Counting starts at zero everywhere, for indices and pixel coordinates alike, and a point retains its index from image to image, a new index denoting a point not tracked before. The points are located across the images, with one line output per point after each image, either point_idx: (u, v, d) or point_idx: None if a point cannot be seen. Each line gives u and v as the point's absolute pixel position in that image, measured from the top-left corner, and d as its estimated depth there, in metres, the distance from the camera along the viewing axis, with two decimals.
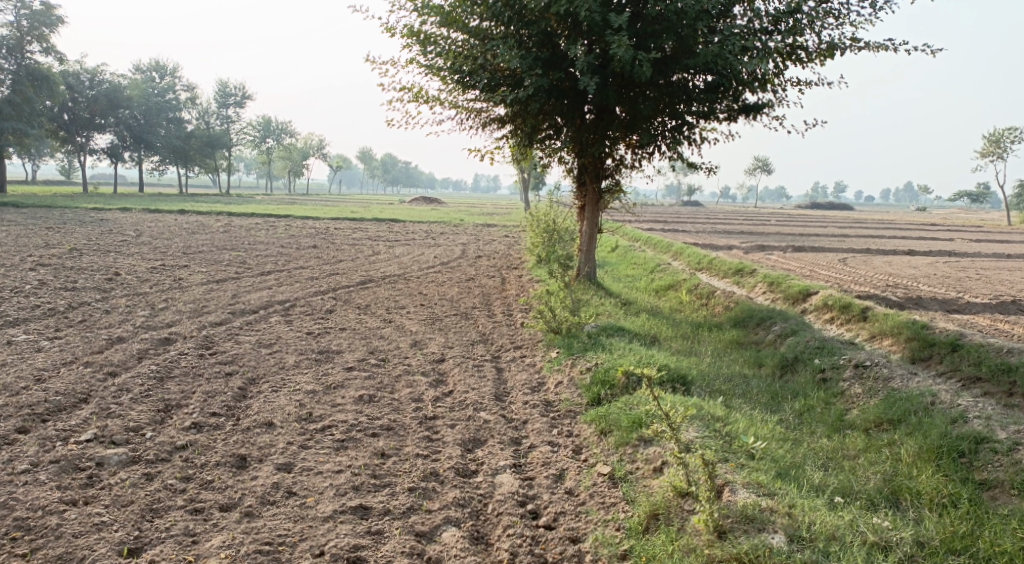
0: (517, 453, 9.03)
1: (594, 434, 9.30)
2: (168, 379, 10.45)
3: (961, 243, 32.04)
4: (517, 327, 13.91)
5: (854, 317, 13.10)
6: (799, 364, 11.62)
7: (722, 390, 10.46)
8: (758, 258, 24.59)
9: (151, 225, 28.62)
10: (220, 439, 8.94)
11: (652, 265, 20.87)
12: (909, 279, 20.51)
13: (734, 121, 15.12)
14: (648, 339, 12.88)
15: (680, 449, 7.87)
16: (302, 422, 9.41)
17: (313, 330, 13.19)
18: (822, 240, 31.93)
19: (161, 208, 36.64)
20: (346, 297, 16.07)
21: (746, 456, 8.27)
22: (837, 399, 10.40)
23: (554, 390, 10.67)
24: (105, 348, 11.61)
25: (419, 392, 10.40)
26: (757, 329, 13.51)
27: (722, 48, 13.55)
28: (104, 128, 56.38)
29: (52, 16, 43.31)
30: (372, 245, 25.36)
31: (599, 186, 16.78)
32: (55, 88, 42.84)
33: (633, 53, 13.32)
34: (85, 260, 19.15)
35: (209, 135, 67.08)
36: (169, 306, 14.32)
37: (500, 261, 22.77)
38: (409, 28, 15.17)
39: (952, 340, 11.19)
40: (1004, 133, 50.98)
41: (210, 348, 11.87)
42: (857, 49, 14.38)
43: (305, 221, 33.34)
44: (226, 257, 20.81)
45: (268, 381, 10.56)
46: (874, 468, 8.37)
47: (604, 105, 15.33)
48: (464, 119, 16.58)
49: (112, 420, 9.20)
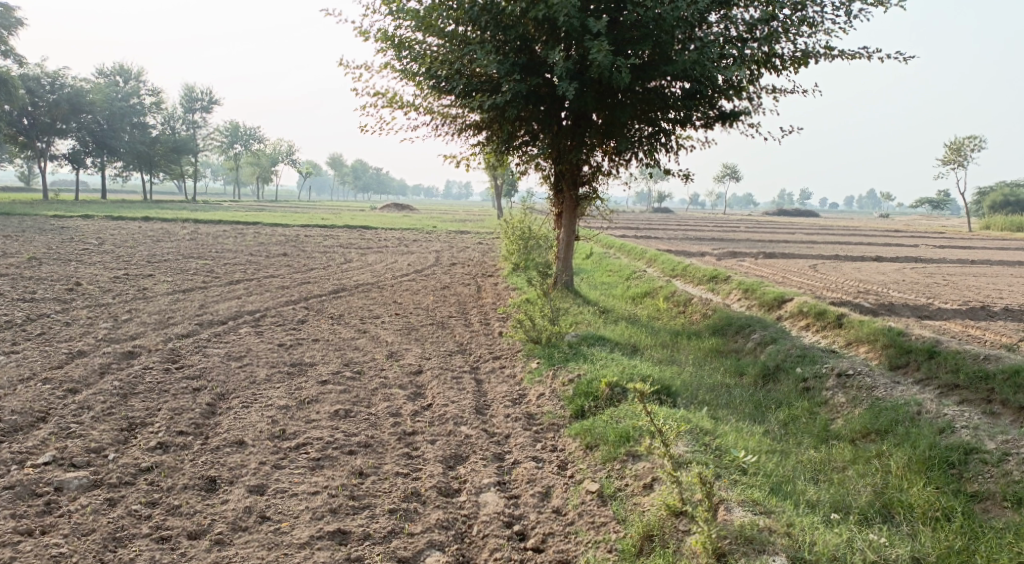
0: (500, 470, 8.79)
1: (579, 448, 9.08)
2: (132, 396, 10.09)
3: (928, 249, 32.25)
4: (494, 337, 13.66)
5: (830, 324, 13.00)
6: (780, 373, 11.45)
7: (706, 401, 10.28)
8: (732, 264, 24.55)
9: (116, 233, 27.99)
10: (188, 460, 8.60)
11: (627, 271, 20.73)
12: (880, 285, 20.55)
13: (710, 128, 15.00)
14: (627, 349, 12.69)
15: (673, 467, 7.66)
16: (275, 440, 9.09)
17: (285, 342, 12.86)
18: (791, 246, 32.01)
19: (126, 216, 35.95)
20: (318, 307, 15.74)
21: (738, 471, 8.09)
22: (822, 408, 10.26)
23: (535, 402, 10.44)
24: (65, 363, 11.21)
25: (396, 406, 10.12)
26: (735, 337, 13.36)
27: (700, 54, 13.41)
28: (66, 133, 55.35)
29: (11, 17, 42.48)
30: (344, 253, 24.98)
31: (576, 193, 16.59)
32: (13, 92, 41.88)
33: (612, 60, 13.14)
34: (46, 270, 18.61)
35: (175, 141, 66.18)
36: (133, 318, 13.90)
37: (475, 268, 22.50)
38: (382, 33, 14.91)
39: (929, 347, 11.12)
40: (965, 142, 51.46)
41: (176, 362, 11.49)
42: (831, 57, 14.33)
43: (274, 228, 32.81)
44: (193, 266, 20.36)
45: (238, 397, 10.22)
46: (865, 481, 8.25)
47: (581, 112, 15.14)
48: (439, 125, 16.36)
49: (73, 441, 8.83)
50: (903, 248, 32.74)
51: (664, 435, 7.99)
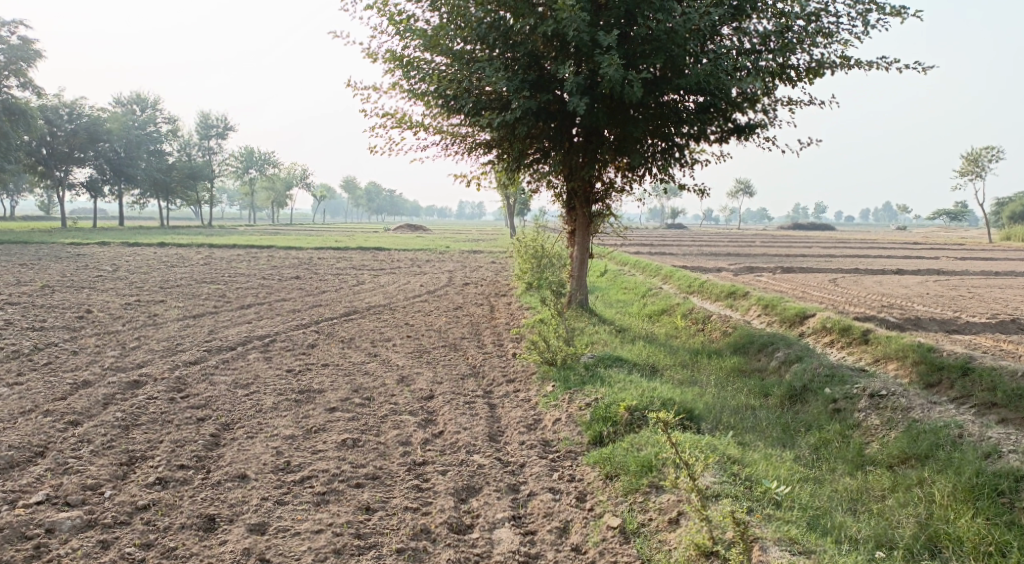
0: (515, 503, 8.32)
1: (598, 478, 8.60)
2: (133, 428, 9.69)
3: (948, 261, 31.67)
4: (509, 358, 13.20)
5: (855, 340, 12.49)
6: (808, 394, 10.91)
7: (731, 425, 9.78)
8: (750, 280, 24.01)
9: (129, 258, 27.73)
10: (187, 496, 8.18)
11: (643, 289, 20.23)
12: (902, 299, 20.00)
13: (726, 142, 14.56)
14: (647, 370, 12.19)
15: (702, 503, 7.19)
16: (280, 473, 8.66)
17: (294, 367, 12.45)
18: (809, 260, 31.48)
19: (140, 242, 35.74)
20: (329, 330, 15.32)
21: (771, 504, 7.60)
22: (854, 431, 9.71)
23: (551, 428, 9.94)
24: (68, 394, 10.82)
25: (407, 434, 9.66)
26: (758, 355, 12.85)
27: (715, 66, 12.97)
28: (83, 161, 55.45)
29: (28, 49, 42.63)
30: (357, 275, 24.61)
31: (589, 210, 16.16)
32: (32, 122, 41.85)
33: (624, 73, 12.71)
34: (56, 298, 18.30)
35: (191, 167, 66.32)
36: (141, 345, 13.52)
37: (488, 288, 22.08)
38: (391, 53, 14.58)
39: (962, 363, 10.60)
40: (983, 152, 50.82)
41: (181, 391, 11.08)
42: (847, 68, 13.87)
43: (287, 251, 32.45)
44: (204, 291, 20.02)
45: (244, 427, 9.79)
46: (906, 510, 7.73)
47: (593, 127, 14.72)
48: (449, 144, 15.96)
49: (69, 477, 8.43)
50: (924, 260, 32.08)
51: (689, 468, 7.50)
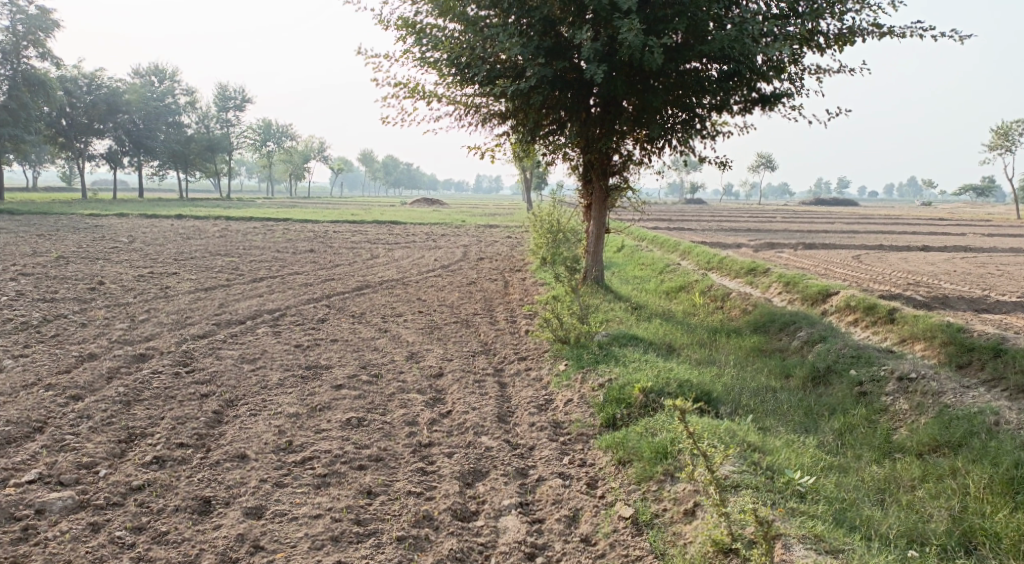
0: (523, 489, 7.97)
1: (610, 464, 8.23)
2: (135, 403, 9.38)
3: (975, 237, 30.88)
4: (522, 336, 12.80)
5: (880, 318, 12.00)
6: (832, 375, 10.47)
7: (751, 408, 9.37)
8: (771, 256, 23.46)
9: (146, 231, 27.52)
10: (183, 477, 7.89)
11: (661, 265, 19.73)
12: (929, 277, 19.40)
13: (749, 112, 14.02)
14: (664, 349, 11.77)
15: (721, 497, 6.80)
16: (280, 454, 8.33)
17: (303, 343, 12.11)
18: (832, 236, 30.76)
19: (159, 214, 35.53)
20: (340, 304, 14.96)
21: (796, 496, 7.19)
22: (881, 416, 9.27)
23: (563, 409, 9.56)
24: (73, 367, 10.53)
25: (413, 414, 9.30)
26: (780, 335, 12.39)
27: (740, 31, 12.40)
28: (103, 132, 55.28)
29: (46, 20, 42.31)
30: (372, 249, 24.25)
31: (605, 183, 15.68)
32: (52, 94, 41.54)
33: (644, 39, 12.19)
34: (70, 269, 18.06)
35: (210, 139, 66.09)
36: (150, 318, 13.23)
37: (503, 263, 21.65)
38: (403, 20, 14.08)
39: (994, 344, 10.13)
40: (1013, 126, 49.67)
41: (187, 366, 10.76)
42: (879, 35, 13.27)
43: (305, 224, 32.12)
44: (218, 264, 19.72)
45: (247, 403, 9.47)
46: (938, 503, 7.31)
47: (610, 98, 14.22)
48: (462, 115, 15.49)
49: (64, 455, 8.14)
50: (951, 236, 31.44)
51: (708, 457, 7.11)
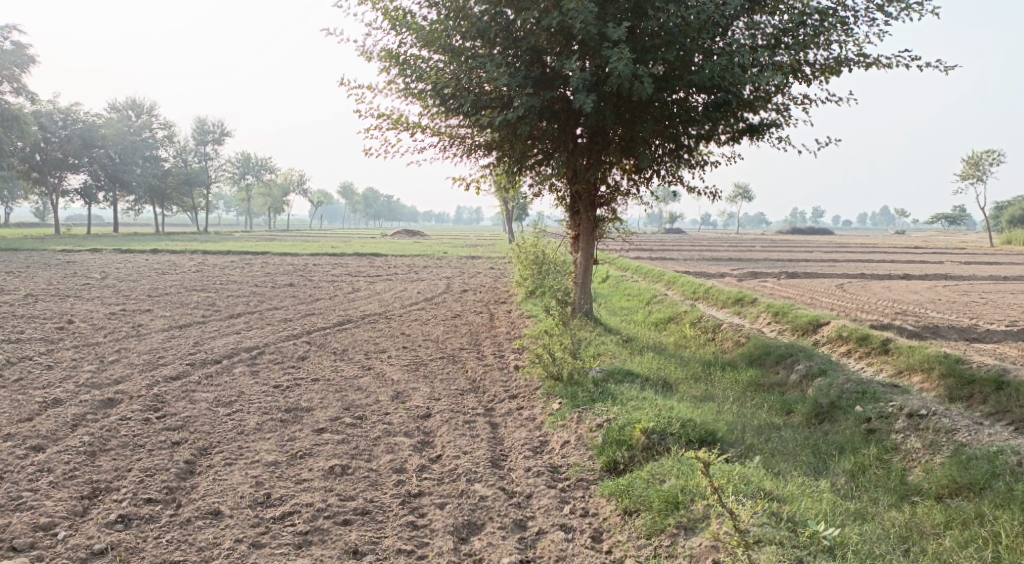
0: (522, 544, 7.50)
1: (615, 514, 7.77)
2: (102, 454, 8.78)
3: (953, 265, 30.76)
4: (511, 372, 12.29)
5: (875, 349, 11.62)
6: (837, 412, 10.00)
7: (757, 449, 8.90)
8: (756, 286, 23.16)
9: (120, 266, 26.81)
10: (151, 539, 7.40)
11: (647, 295, 19.34)
12: (915, 305, 19.14)
13: (737, 142, 13.68)
14: (660, 386, 11.28)
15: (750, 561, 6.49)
16: (258, 508, 7.80)
17: (282, 383, 11.52)
18: (813, 265, 30.53)
19: (134, 249, 34.80)
20: (321, 341, 14.40)
21: (824, 552, 6.81)
22: (892, 455, 8.82)
23: (559, 452, 9.05)
24: (36, 414, 9.89)
25: (401, 460, 8.74)
26: (776, 368, 11.93)
27: (729, 61, 12.09)
28: (77, 168, 54.49)
29: (21, 54, 41.63)
30: (352, 282, 23.69)
31: (594, 214, 15.25)
32: (25, 129, 40.80)
33: (633, 68, 11.84)
34: (39, 307, 17.37)
35: (186, 173, 65.44)
36: (121, 359, 12.59)
37: (487, 295, 21.17)
38: (385, 51, 13.69)
39: (995, 376, 9.75)
40: (984, 155, 50.05)
41: (159, 411, 10.15)
42: (866, 65, 13.01)
43: (283, 257, 31.52)
44: (194, 300, 19.10)
45: (223, 451, 8.89)
46: (968, 553, 7.01)
47: (598, 127, 13.85)
48: (447, 146, 15.08)
49: (20, 516, 7.59)
50: (929, 265, 31.34)
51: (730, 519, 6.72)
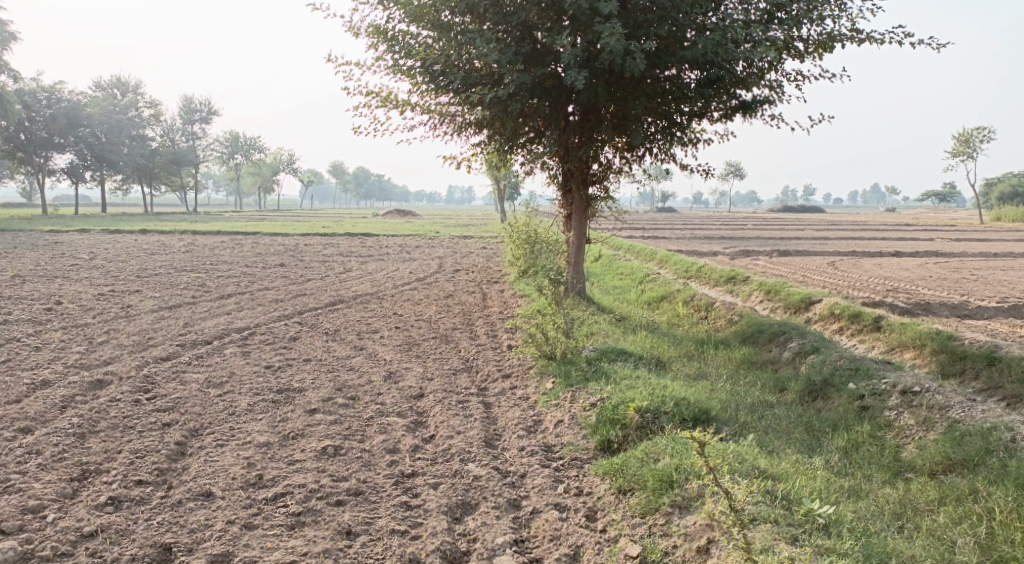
0: (516, 524, 7.49)
1: (609, 493, 7.76)
2: (92, 435, 8.72)
3: (943, 242, 30.77)
4: (503, 351, 12.24)
5: (867, 326, 11.60)
6: (830, 389, 9.98)
7: (750, 427, 8.89)
8: (747, 264, 23.13)
9: (109, 247, 26.62)
10: (141, 521, 7.35)
11: (640, 274, 19.30)
12: (907, 282, 19.12)
13: (730, 119, 13.58)
14: (653, 364, 11.25)
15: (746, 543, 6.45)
16: (250, 489, 7.75)
17: (273, 363, 11.45)
18: (804, 243, 30.48)
19: (123, 229, 34.57)
20: (313, 321, 14.31)
21: (819, 530, 6.81)
22: (886, 432, 8.82)
23: (552, 431, 9.02)
24: (25, 396, 9.81)
25: (394, 440, 8.70)
26: (769, 346, 11.90)
27: (722, 36, 11.96)
28: (64, 147, 53.97)
29: (3, 32, 41.10)
30: (343, 262, 23.57)
31: (586, 192, 15.17)
32: (11, 108, 40.37)
33: (625, 44, 11.71)
34: (28, 288, 17.22)
35: (175, 153, 64.95)
36: (111, 341, 12.48)
37: (479, 275, 21.09)
38: (373, 27, 13.53)
39: (987, 352, 9.74)
40: (974, 132, 50.05)
41: (149, 392, 10.08)
42: (859, 41, 12.90)
43: (273, 238, 31.36)
44: (184, 280, 18.96)
45: (214, 432, 8.83)
46: (961, 529, 7.02)
47: (590, 105, 13.74)
48: (438, 124, 14.95)
49: (7, 499, 7.53)
50: (919, 242, 31.38)
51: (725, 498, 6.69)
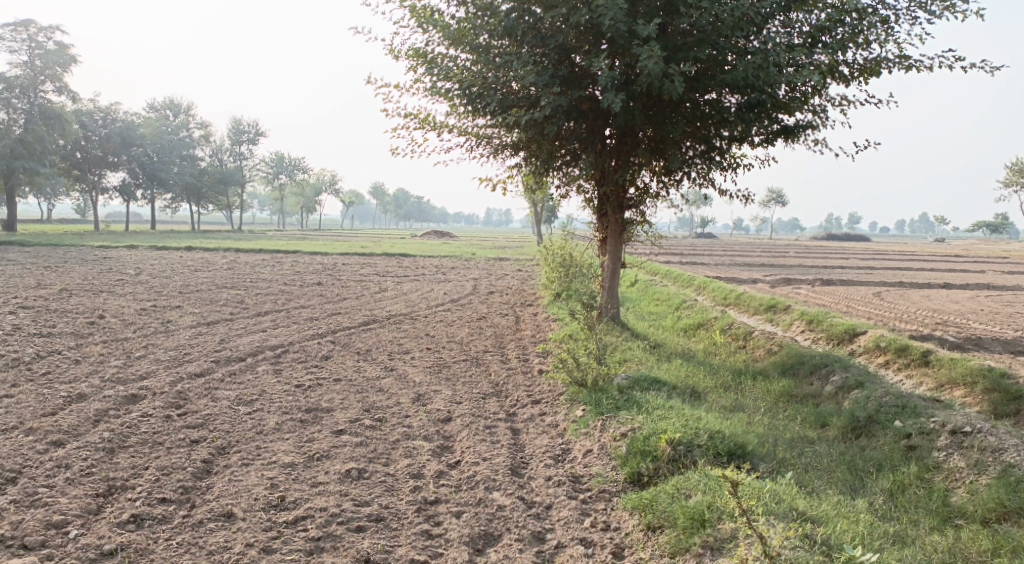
0: (541, 557, 7.21)
1: (638, 529, 7.46)
2: (120, 450, 8.61)
3: (995, 275, 29.93)
4: (536, 376, 11.97)
5: (914, 361, 11.14)
6: (874, 425, 9.56)
7: (789, 463, 8.51)
8: (789, 293, 22.64)
9: (154, 262, 26.89)
10: (161, 541, 7.20)
11: (677, 300, 18.94)
12: (956, 316, 18.51)
13: (771, 144, 13.26)
14: (689, 394, 10.90)
15: None
16: (272, 512, 7.57)
17: (303, 382, 11.31)
18: (849, 273, 29.82)
19: (169, 245, 34.97)
20: (346, 340, 14.18)
21: None
22: (933, 474, 8.39)
23: (581, 461, 8.73)
24: (59, 408, 9.76)
25: (419, 465, 8.46)
26: (810, 378, 11.49)
27: (764, 60, 11.68)
28: (118, 166, 54.91)
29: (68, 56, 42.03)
30: (381, 282, 23.50)
31: (622, 216, 14.90)
32: (67, 127, 41.21)
33: (665, 67, 11.47)
34: (71, 301, 17.35)
35: (222, 172, 65.85)
36: (147, 355, 12.45)
37: (515, 297, 20.88)
38: (414, 49, 13.47)
39: None
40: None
41: (180, 408, 9.98)
42: (906, 66, 12.52)
43: (314, 256, 31.48)
44: (223, 297, 18.99)
45: (240, 451, 8.67)
46: None
47: (628, 127, 13.51)
48: (474, 146, 14.80)
49: (32, 513, 7.43)
50: (969, 274, 30.55)
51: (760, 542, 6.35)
